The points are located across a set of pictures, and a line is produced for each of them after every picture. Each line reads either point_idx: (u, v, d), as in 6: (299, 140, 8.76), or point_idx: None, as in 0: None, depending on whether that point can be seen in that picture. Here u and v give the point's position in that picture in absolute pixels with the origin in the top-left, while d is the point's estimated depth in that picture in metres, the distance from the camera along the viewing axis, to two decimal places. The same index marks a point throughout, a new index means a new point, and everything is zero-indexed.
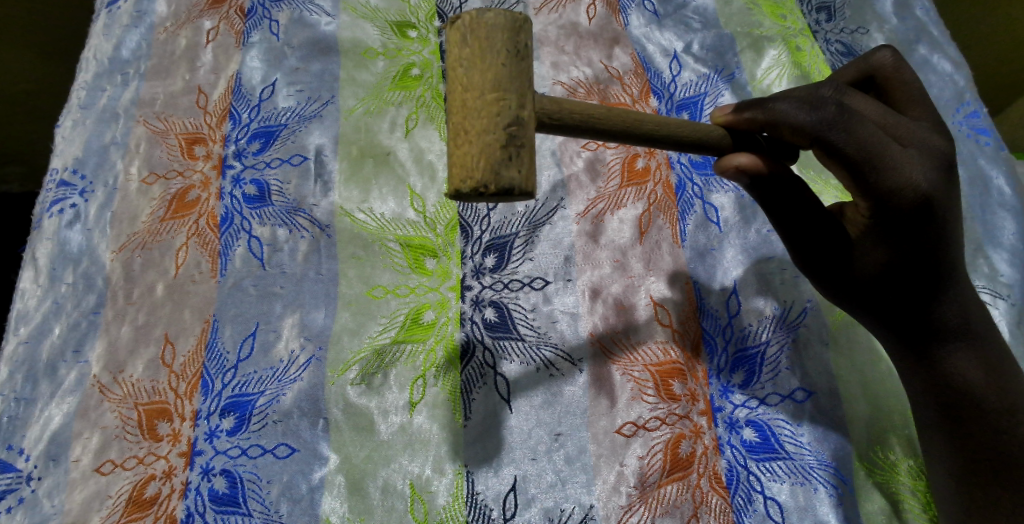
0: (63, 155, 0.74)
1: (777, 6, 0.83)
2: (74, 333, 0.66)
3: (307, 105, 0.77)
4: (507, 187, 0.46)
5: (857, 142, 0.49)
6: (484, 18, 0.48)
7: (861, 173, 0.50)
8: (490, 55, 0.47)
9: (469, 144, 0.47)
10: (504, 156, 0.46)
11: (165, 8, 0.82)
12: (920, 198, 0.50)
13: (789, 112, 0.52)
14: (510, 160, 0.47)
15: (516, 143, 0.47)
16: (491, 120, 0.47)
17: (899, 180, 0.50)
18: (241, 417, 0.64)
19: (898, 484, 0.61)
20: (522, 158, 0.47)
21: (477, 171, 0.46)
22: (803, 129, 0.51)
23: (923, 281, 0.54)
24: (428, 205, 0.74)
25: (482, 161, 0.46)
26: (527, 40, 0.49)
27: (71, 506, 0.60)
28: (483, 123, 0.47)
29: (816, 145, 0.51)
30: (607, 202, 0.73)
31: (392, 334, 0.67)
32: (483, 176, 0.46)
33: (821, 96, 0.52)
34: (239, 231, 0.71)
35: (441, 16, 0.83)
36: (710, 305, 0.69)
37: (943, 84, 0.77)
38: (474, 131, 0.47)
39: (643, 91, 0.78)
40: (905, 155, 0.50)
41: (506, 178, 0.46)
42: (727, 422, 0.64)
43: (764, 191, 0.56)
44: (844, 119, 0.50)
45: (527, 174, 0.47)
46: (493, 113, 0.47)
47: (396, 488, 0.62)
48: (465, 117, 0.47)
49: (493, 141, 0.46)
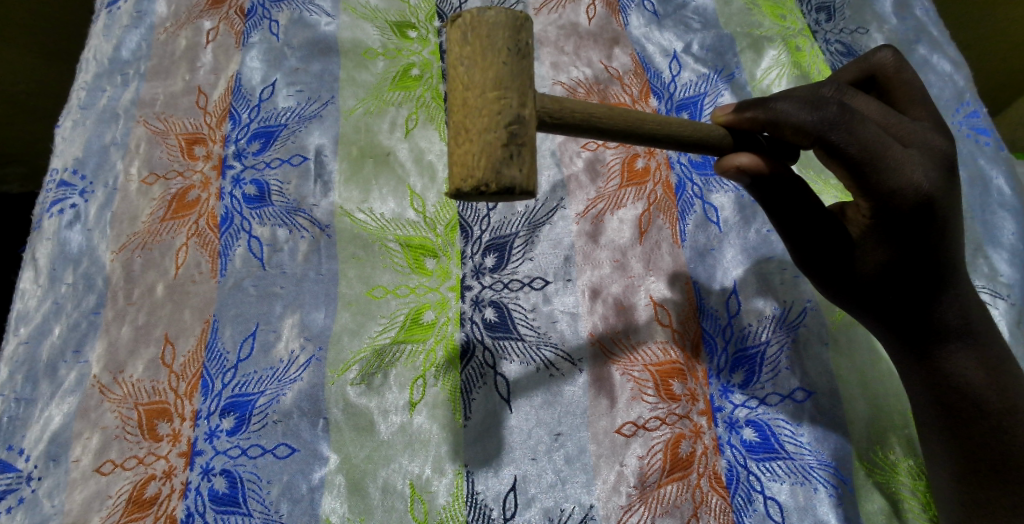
0: (64, 155, 0.74)
1: (777, 6, 0.83)
2: (74, 333, 0.66)
3: (307, 106, 0.77)
4: (508, 186, 0.46)
5: (859, 142, 0.49)
6: (485, 16, 0.48)
7: (862, 173, 0.50)
8: (491, 53, 0.47)
9: (470, 142, 0.47)
10: (505, 155, 0.46)
11: (165, 9, 0.82)
12: (921, 198, 0.50)
13: (790, 111, 0.52)
14: (511, 159, 0.47)
15: (518, 142, 0.47)
16: (492, 119, 0.47)
17: (899, 180, 0.50)
18: (241, 417, 0.64)
19: (898, 484, 0.61)
20: (523, 156, 0.47)
21: (478, 170, 0.46)
22: (804, 129, 0.51)
23: (924, 281, 0.54)
24: (428, 205, 0.74)
25: (483, 160, 0.46)
26: (528, 38, 0.49)
27: (71, 506, 0.60)
28: (484, 122, 0.47)
29: (817, 145, 0.51)
30: (607, 202, 0.73)
31: (392, 334, 0.68)
32: (484, 175, 0.46)
33: (822, 96, 0.52)
34: (239, 232, 0.71)
35: (441, 16, 0.83)
36: (710, 305, 0.69)
37: (942, 83, 0.77)
38: (475, 130, 0.47)
39: (643, 91, 0.78)
40: (905, 155, 0.50)
41: (507, 177, 0.46)
42: (727, 422, 0.64)
43: (765, 191, 0.56)
44: (845, 119, 0.50)
45: (528, 173, 0.47)
46: (494, 111, 0.47)
47: (396, 488, 0.62)
48: (466, 116, 0.47)
49: (494, 139, 0.46)
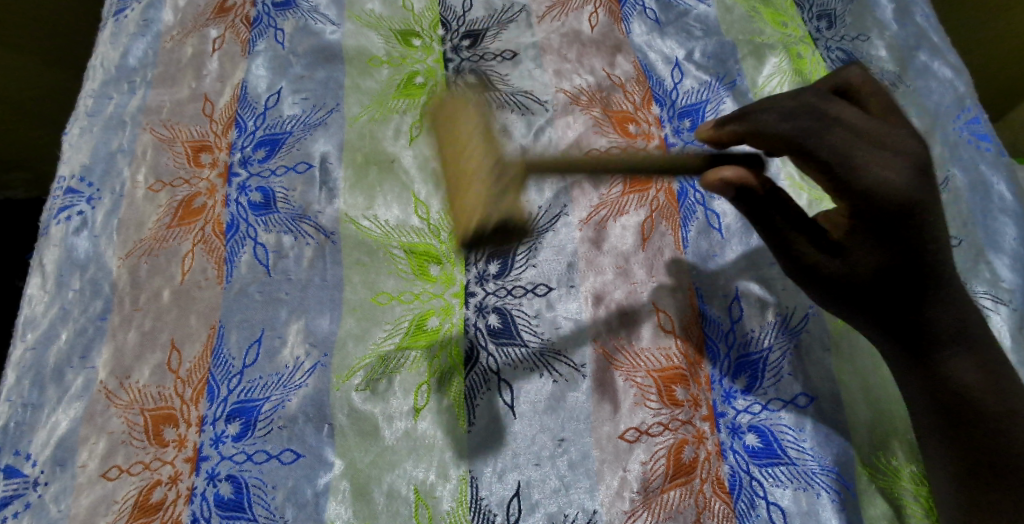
0: (71, 162, 0.75)
1: (778, 14, 0.84)
2: (81, 339, 0.67)
3: (312, 113, 0.78)
4: (506, 227, 0.55)
5: (832, 147, 0.51)
6: (449, 102, 0.59)
7: (836, 174, 0.51)
8: (463, 134, 0.59)
9: (468, 199, 0.57)
10: (495, 203, 0.56)
11: (172, 17, 0.83)
12: (898, 197, 0.50)
13: (768, 121, 0.54)
14: (502, 203, 0.57)
15: (502, 187, 0.57)
16: (479, 179, 0.57)
17: (873, 180, 0.50)
18: (247, 423, 0.64)
19: (900, 490, 0.62)
20: (509, 199, 0.57)
21: (478, 217, 0.56)
22: (780, 137, 0.53)
23: (910, 281, 0.54)
24: (433, 213, 0.74)
25: (480, 210, 0.56)
26: (490, 114, 0.61)
27: (78, 511, 0.61)
28: (475, 183, 0.57)
29: (794, 152, 0.53)
30: (609, 209, 0.74)
31: (397, 340, 0.68)
32: (485, 224, 0.55)
33: (799, 105, 0.54)
34: (244, 238, 0.71)
35: (444, 24, 0.84)
36: (713, 310, 0.69)
37: (943, 89, 0.77)
38: (470, 189, 0.57)
39: (645, 99, 0.79)
40: (878, 157, 0.51)
41: (503, 220, 0.56)
42: (730, 428, 0.65)
43: (748, 203, 0.59)
44: (819, 126, 0.52)
45: (516, 204, 0.57)
46: (479, 174, 0.57)
47: (401, 494, 0.63)
48: (464, 179, 0.58)
49: (485, 196, 0.56)
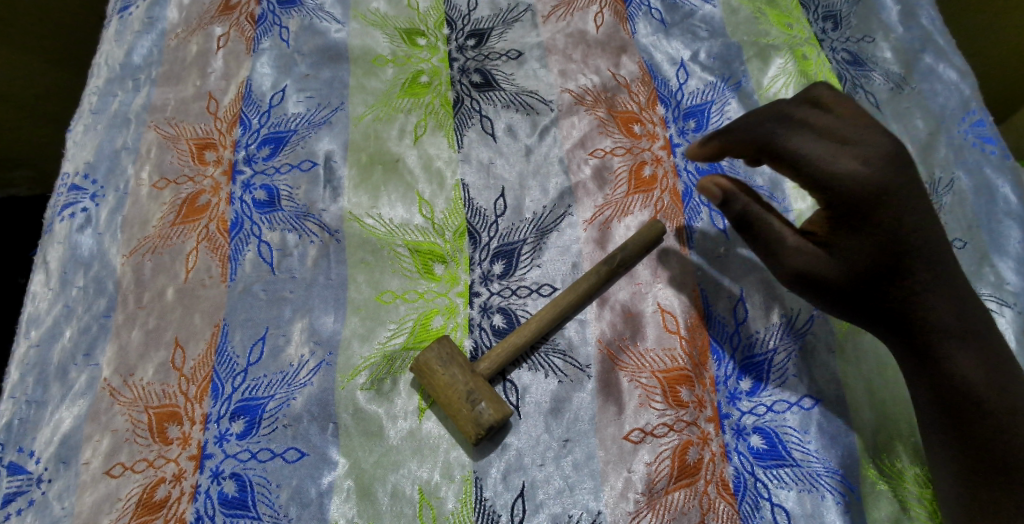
0: (75, 159, 0.75)
1: (783, 15, 0.84)
2: (85, 336, 0.67)
3: (316, 111, 0.78)
4: (488, 423, 0.62)
5: (791, 146, 0.56)
6: (427, 371, 0.64)
7: (795, 169, 0.56)
8: (434, 354, 0.64)
9: (456, 411, 0.63)
10: (476, 408, 0.62)
11: (176, 15, 0.83)
12: (863, 186, 0.53)
13: (738, 130, 0.60)
14: (485, 409, 0.62)
15: (478, 396, 0.63)
16: (460, 395, 0.63)
17: (836, 171, 0.54)
18: (251, 421, 0.64)
19: (905, 492, 0.61)
20: (487, 405, 0.62)
21: (465, 419, 0.62)
22: (748, 143, 0.59)
23: (897, 273, 0.55)
24: (437, 211, 0.74)
25: (465, 414, 0.62)
26: (461, 388, 0.63)
27: (82, 508, 0.61)
28: (455, 396, 0.63)
29: (760, 154, 0.58)
30: (614, 209, 0.74)
31: (402, 340, 0.68)
32: (473, 424, 0.62)
33: (769, 112, 0.59)
34: (249, 236, 0.71)
35: (449, 23, 0.83)
36: (718, 312, 0.69)
37: (948, 92, 0.77)
38: (455, 401, 0.63)
39: (650, 99, 0.79)
40: (841, 150, 0.54)
41: (484, 416, 0.62)
42: (735, 429, 0.64)
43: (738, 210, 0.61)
44: (780, 128, 0.57)
45: (487, 388, 0.63)
46: (457, 393, 0.63)
47: (405, 494, 0.63)
48: (448, 394, 0.63)
49: (466, 406, 0.62)
